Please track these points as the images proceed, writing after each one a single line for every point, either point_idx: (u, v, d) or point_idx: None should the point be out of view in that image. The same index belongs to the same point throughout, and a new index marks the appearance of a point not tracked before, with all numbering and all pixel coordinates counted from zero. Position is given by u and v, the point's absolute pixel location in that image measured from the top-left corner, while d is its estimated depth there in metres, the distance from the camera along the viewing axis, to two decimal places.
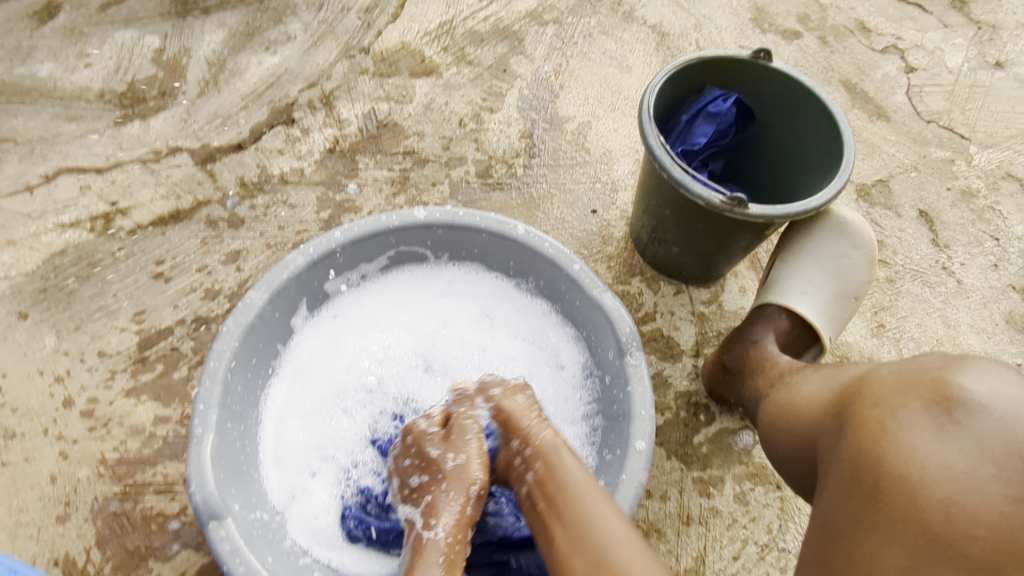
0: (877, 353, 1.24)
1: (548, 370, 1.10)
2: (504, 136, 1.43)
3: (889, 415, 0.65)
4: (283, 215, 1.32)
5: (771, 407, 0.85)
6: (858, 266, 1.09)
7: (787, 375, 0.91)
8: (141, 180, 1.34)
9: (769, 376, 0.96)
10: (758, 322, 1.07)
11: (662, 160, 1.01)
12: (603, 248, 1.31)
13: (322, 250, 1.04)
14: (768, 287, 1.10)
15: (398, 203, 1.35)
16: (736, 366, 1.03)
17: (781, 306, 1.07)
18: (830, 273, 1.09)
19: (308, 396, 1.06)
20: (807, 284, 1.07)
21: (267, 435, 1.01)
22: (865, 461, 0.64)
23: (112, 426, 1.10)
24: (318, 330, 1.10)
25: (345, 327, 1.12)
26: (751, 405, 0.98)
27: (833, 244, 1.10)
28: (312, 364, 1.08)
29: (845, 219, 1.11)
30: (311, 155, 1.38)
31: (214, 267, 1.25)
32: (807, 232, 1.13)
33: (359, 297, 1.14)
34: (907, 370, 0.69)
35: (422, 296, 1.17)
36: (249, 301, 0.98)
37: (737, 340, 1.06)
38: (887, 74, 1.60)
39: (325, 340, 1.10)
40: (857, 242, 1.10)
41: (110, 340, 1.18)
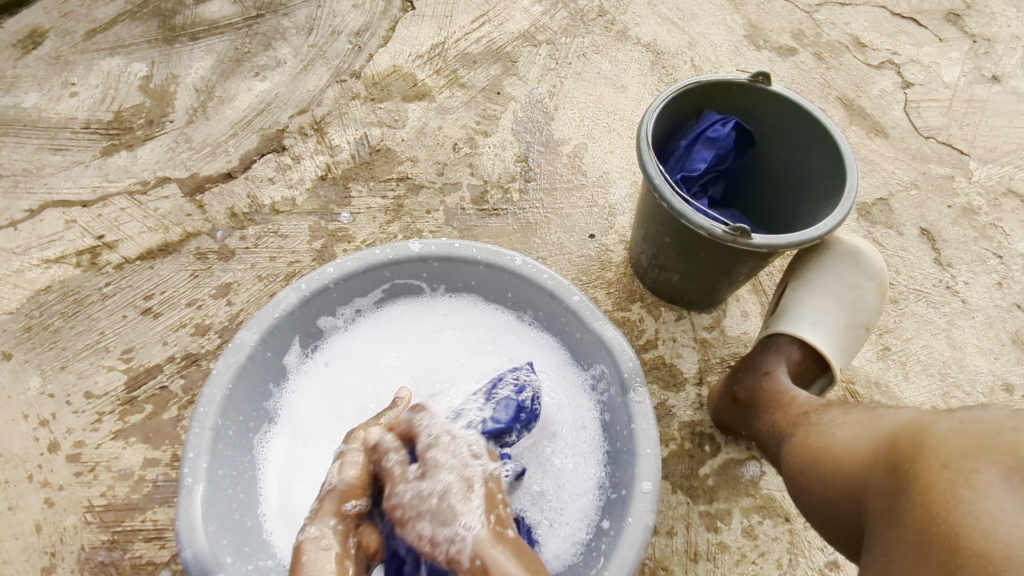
0: (884, 377, 1.21)
1: (561, 414, 1.04)
2: (499, 160, 1.41)
3: (961, 479, 0.58)
4: (274, 246, 1.29)
5: (809, 453, 0.80)
6: (869, 296, 1.07)
7: (819, 416, 0.86)
8: (128, 213, 1.31)
9: (789, 413, 0.92)
10: (768, 352, 1.04)
11: (662, 189, 0.98)
12: (602, 273, 1.29)
13: (315, 287, 1.02)
14: (779, 316, 1.08)
15: (392, 231, 1.32)
16: (747, 398, 1.00)
17: (792, 336, 1.04)
18: (842, 303, 1.07)
19: (307, 448, 1.01)
20: (818, 314, 1.05)
21: (267, 489, 0.97)
22: (935, 532, 0.57)
23: (99, 470, 1.06)
24: (315, 377, 1.07)
25: (341, 372, 1.09)
26: (767, 441, 0.95)
27: (843, 273, 1.08)
28: (309, 414, 1.04)
29: (857, 248, 1.09)
30: (302, 183, 1.36)
31: (204, 301, 1.22)
32: (818, 261, 1.11)
33: (356, 339, 1.11)
34: (975, 427, 0.62)
35: (424, 338, 1.13)
36: (240, 341, 0.95)
37: (748, 371, 1.03)
38: (884, 89, 1.58)
39: (322, 386, 1.07)
40: (868, 272, 1.08)
41: (97, 380, 1.14)
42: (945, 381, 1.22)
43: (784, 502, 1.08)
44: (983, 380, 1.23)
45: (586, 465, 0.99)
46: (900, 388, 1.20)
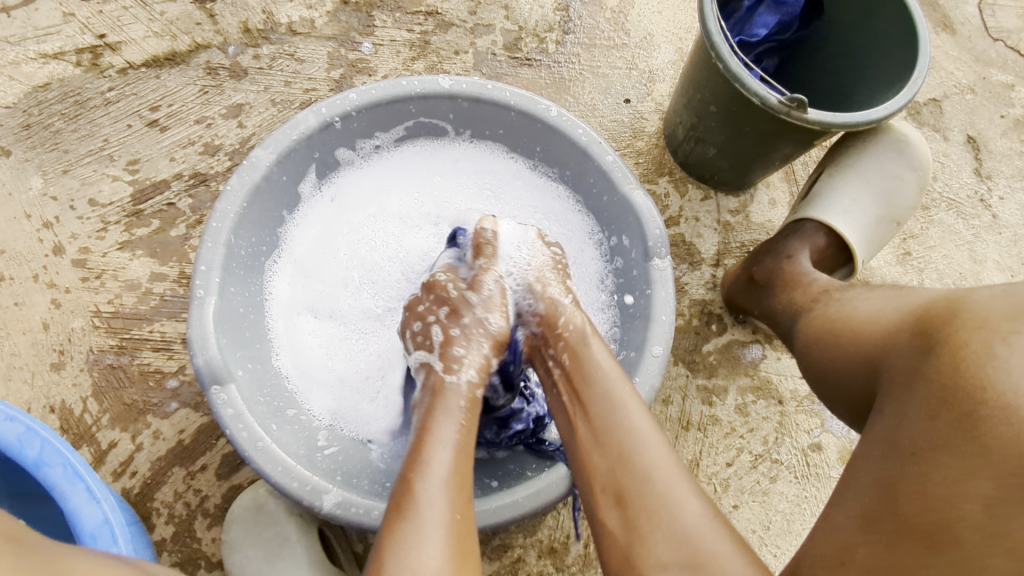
0: (899, 280, 1.21)
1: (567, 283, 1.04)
2: (538, 6, 1.29)
3: (996, 339, 0.56)
4: (289, 70, 1.20)
5: (832, 326, 0.80)
6: (908, 188, 1.04)
7: (842, 295, 0.85)
8: (131, 13, 1.19)
9: (811, 292, 0.92)
10: (795, 236, 1.02)
11: (719, 48, 0.90)
12: (632, 142, 1.23)
13: (337, 112, 0.95)
14: (810, 202, 1.05)
15: (416, 69, 1.23)
16: (762, 277, 1.01)
17: (821, 223, 1.02)
18: (878, 193, 1.03)
19: (314, 288, 1.01)
20: (851, 202, 1.02)
21: (275, 321, 0.97)
22: (957, 384, 0.56)
23: (106, 278, 1.05)
24: (319, 219, 1.03)
25: (345, 212, 1.05)
26: (780, 320, 0.96)
27: (887, 163, 1.04)
28: (311, 255, 1.02)
29: (906, 137, 1.04)
30: (323, 5, 1.24)
31: (214, 120, 1.15)
32: (862, 147, 1.06)
33: (366, 188, 1.06)
34: (1016, 294, 0.60)
35: (434, 189, 1.09)
36: (255, 160, 0.90)
37: (767, 253, 1.02)
38: None
39: (326, 225, 1.03)
40: (913, 163, 1.04)
41: (102, 189, 1.10)
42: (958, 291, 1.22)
43: (780, 386, 1.11)
44: None
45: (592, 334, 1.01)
46: None
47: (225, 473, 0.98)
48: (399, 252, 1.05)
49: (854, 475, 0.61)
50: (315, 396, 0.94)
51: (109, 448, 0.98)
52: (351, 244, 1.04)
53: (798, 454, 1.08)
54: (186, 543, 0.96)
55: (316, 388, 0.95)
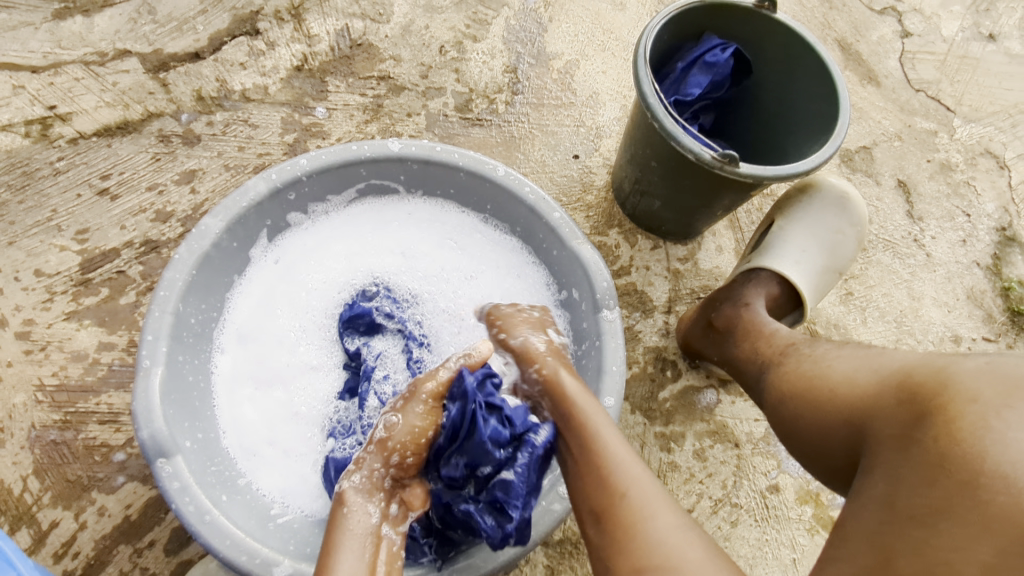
0: (843, 320, 1.25)
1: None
2: (487, 68, 1.34)
3: (990, 412, 0.59)
4: (243, 135, 1.22)
5: (808, 382, 0.83)
6: (849, 243, 1.09)
7: (809, 352, 0.88)
8: (83, 84, 1.20)
9: (776, 346, 0.95)
10: (748, 283, 1.06)
11: (654, 109, 0.95)
12: (582, 196, 1.27)
13: (287, 178, 0.96)
14: (762, 252, 1.09)
15: (370, 131, 1.26)
16: (724, 326, 1.03)
17: (773, 272, 1.06)
18: (823, 245, 1.08)
19: (260, 349, 0.99)
20: (800, 254, 1.07)
21: (222, 386, 0.95)
22: (956, 455, 0.58)
23: (51, 350, 1.03)
24: (265, 282, 1.02)
25: (294, 269, 1.04)
26: (745, 370, 0.98)
27: (832, 219, 1.09)
28: (258, 316, 1.00)
29: (847, 193, 1.10)
30: (276, 72, 1.27)
31: (166, 186, 1.16)
32: (808, 201, 1.12)
33: (315, 248, 1.05)
34: (998, 366, 0.63)
35: (386, 246, 1.09)
36: (204, 228, 0.91)
37: (727, 300, 1.05)
38: (883, 37, 1.55)
39: (273, 284, 1.02)
40: (854, 220, 1.09)
41: (49, 259, 1.09)
42: (899, 328, 1.26)
43: (735, 429, 1.13)
44: (934, 331, 1.27)
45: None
46: (856, 332, 1.24)
47: (175, 548, 0.95)
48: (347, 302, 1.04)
49: (849, 532, 0.62)
50: (266, 475, 0.91)
51: (50, 528, 0.94)
52: (297, 308, 1.02)
53: (756, 497, 1.08)
54: None
55: (263, 461, 0.92)
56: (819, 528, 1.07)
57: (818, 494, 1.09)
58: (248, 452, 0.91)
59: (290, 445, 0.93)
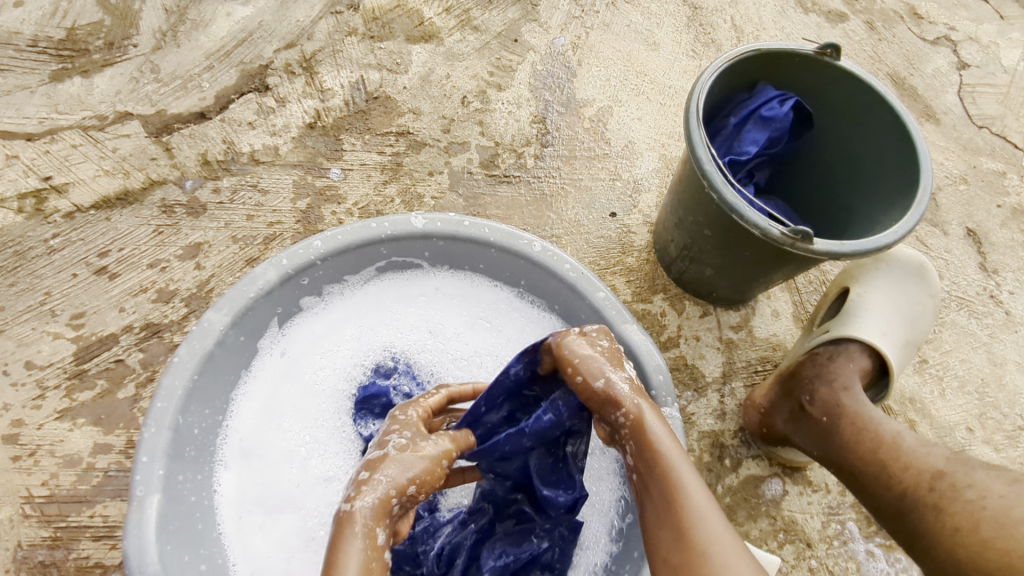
0: (919, 392, 1.11)
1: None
2: (513, 119, 1.24)
3: None
4: (252, 202, 1.12)
5: (998, 552, 0.67)
6: (927, 315, 1.03)
7: (973, 495, 0.73)
8: (81, 152, 1.12)
9: (919, 476, 0.78)
10: (841, 357, 0.97)
11: (711, 177, 0.84)
12: (622, 258, 1.15)
13: (299, 262, 0.86)
14: (847, 320, 1.01)
15: (389, 193, 1.16)
16: (826, 415, 0.91)
17: (863, 344, 0.98)
18: (906, 318, 1.02)
19: (269, 453, 0.87)
20: (886, 324, 1.00)
21: (226, 502, 0.83)
22: None
23: (41, 455, 0.93)
24: (278, 384, 0.90)
25: (306, 359, 0.92)
26: (863, 480, 0.83)
27: (913, 290, 1.04)
28: (266, 415, 0.89)
29: (925, 264, 1.06)
30: (287, 131, 1.18)
31: (169, 263, 1.06)
32: (885, 271, 1.06)
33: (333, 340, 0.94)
34: None
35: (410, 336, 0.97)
36: (207, 324, 0.81)
37: (819, 380, 0.94)
38: (938, 69, 1.43)
39: (283, 377, 0.91)
40: (932, 292, 1.05)
41: (41, 349, 0.99)
42: (982, 400, 1.12)
43: (806, 525, 0.99)
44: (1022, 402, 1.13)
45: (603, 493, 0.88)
46: (935, 406, 1.10)
47: None
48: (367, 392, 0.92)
49: None
50: None
51: None
52: (310, 407, 0.90)
53: None
54: None
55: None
56: None
57: None
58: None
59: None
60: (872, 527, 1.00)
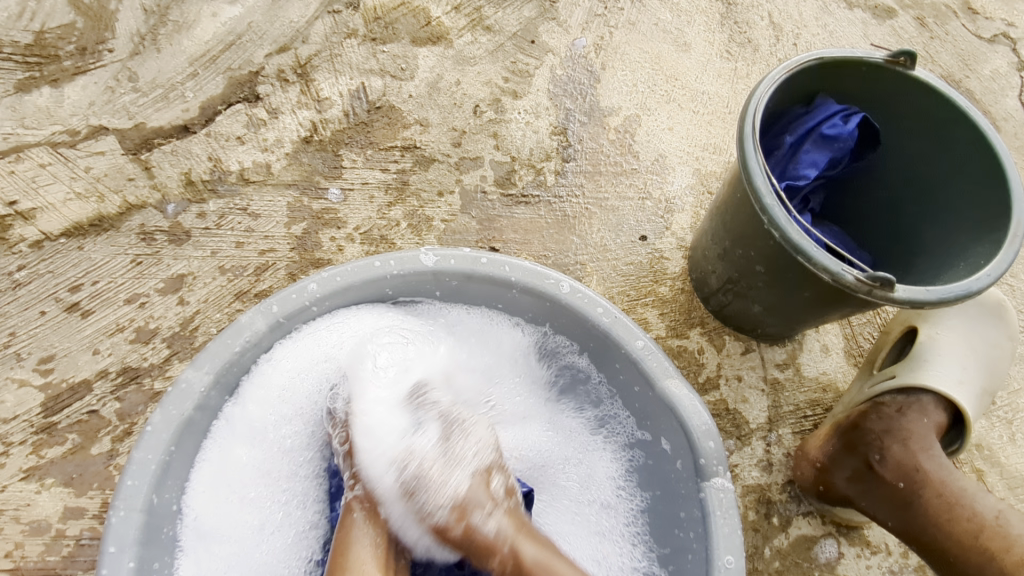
0: (987, 438, 0.99)
1: (578, 491, 0.84)
2: (531, 130, 1.12)
3: None
4: (241, 227, 1.00)
5: None
6: (1004, 360, 0.95)
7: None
8: (50, 172, 1.00)
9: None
10: (914, 411, 0.87)
11: (771, 211, 0.72)
12: (654, 288, 1.03)
13: (291, 309, 0.75)
14: (917, 365, 0.90)
15: (394, 216, 1.04)
16: (902, 480, 0.82)
17: (937, 394, 0.88)
18: (981, 364, 0.93)
19: (235, 523, 0.74)
20: (962, 371, 0.91)
21: None
22: None
23: (4, 522, 0.82)
24: (252, 435, 0.77)
25: (285, 405, 0.79)
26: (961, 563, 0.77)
27: (987, 332, 0.96)
28: (238, 480, 0.75)
29: (1004, 305, 0.97)
30: (280, 146, 1.06)
31: (148, 298, 0.95)
32: (959, 309, 0.97)
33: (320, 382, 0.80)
34: None
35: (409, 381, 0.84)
36: (185, 385, 0.70)
37: (889, 436, 0.85)
38: (997, 70, 1.30)
39: (262, 428, 0.77)
40: (1008, 335, 0.96)
41: (6, 398, 0.88)
42: None
43: None
44: None
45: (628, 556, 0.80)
46: (1005, 454, 0.99)
47: None
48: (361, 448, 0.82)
49: None
50: None
51: None
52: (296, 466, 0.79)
53: None
54: None
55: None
56: None
57: None
58: None
59: None
60: None
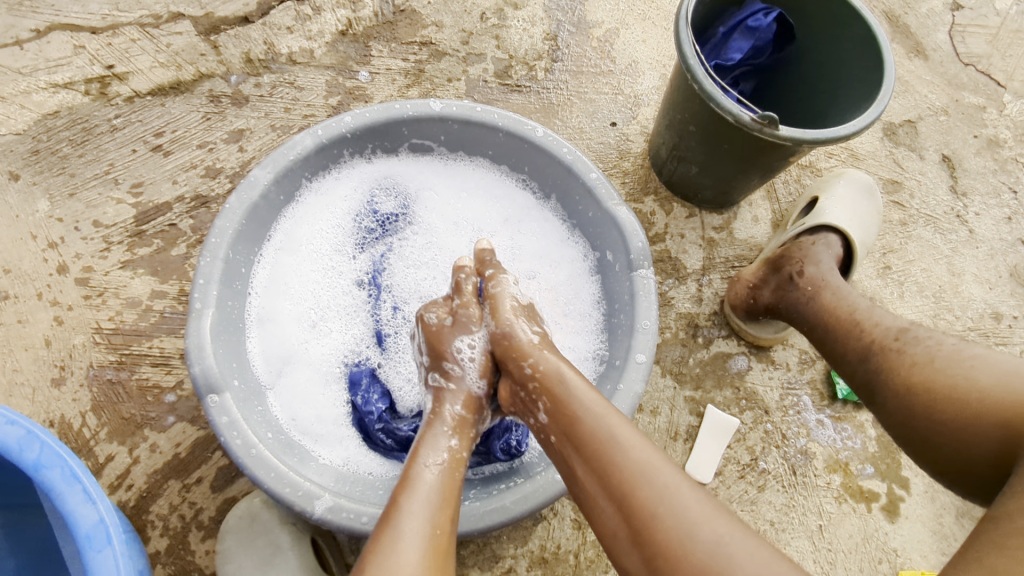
0: (880, 293, 1.24)
1: (554, 301, 1.07)
2: (527, 35, 1.35)
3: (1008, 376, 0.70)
4: (289, 97, 1.25)
5: (947, 380, 0.74)
6: (876, 227, 1.20)
7: (931, 341, 0.80)
8: (139, 45, 1.25)
9: (886, 331, 0.87)
10: (822, 245, 1.09)
11: (695, 71, 0.95)
12: (619, 163, 1.27)
13: (332, 134, 0.99)
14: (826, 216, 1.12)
15: (411, 95, 1.28)
16: (811, 286, 1.01)
17: (841, 234, 1.10)
18: (869, 226, 1.17)
19: (284, 300, 1.01)
20: (858, 224, 1.14)
21: (255, 334, 0.98)
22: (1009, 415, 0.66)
23: (107, 296, 1.09)
24: (302, 238, 1.04)
25: (324, 220, 1.06)
26: (835, 346, 0.93)
27: (874, 203, 1.19)
28: (287, 270, 1.02)
29: (877, 187, 1.22)
30: (322, 36, 1.30)
31: (215, 144, 1.20)
32: (853, 183, 1.19)
33: (352, 207, 1.08)
34: None
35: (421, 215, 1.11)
36: (253, 179, 0.94)
37: (806, 259, 1.05)
38: (932, 9, 1.51)
39: (307, 234, 1.05)
40: (880, 210, 1.21)
41: (106, 211, 1.14)
42: (937, 304, 1.25)
43: (765, 396, 1.14)
44: (974, 307, 1.25)
45: (580, 343, 1.04)
46: (893, 306, 1.23)
47: (220, 485, 1.00)
48: (378, 257, 1.08)
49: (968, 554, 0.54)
50: (290, 407, 0.95)
51: (105, 461, 1.00)
52: (327, 264, 1.05)
53: (784, 464, 1.10)
54: (180, 556, 0.97)
55: (300, 415, 0.95)
56: (846, 496, 1.09)
57: (846, 463, 1.11)
58: (279, 391, 0.96)
59: (317, 402, 0.96)
60: (824, 401, 1.14)
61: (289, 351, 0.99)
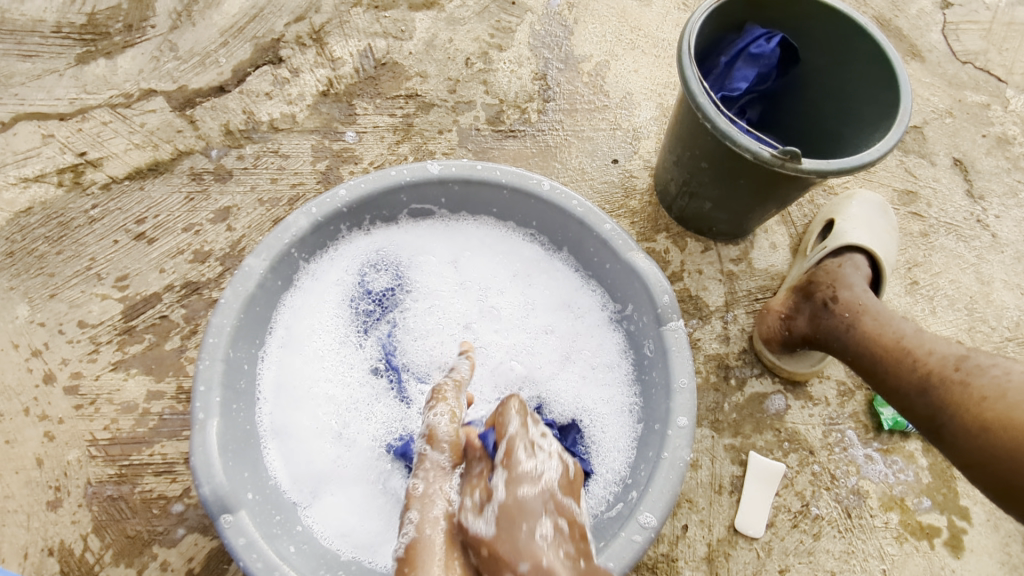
0: (911, 311, 1.19)
1: (580, 354, 1.01)
2: (515, 77, 1.30)
3: None
4: (274, 167, 1.19)
5: None
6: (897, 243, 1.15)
7: (998, 370, 0.76)
8: (111, 128, 1.19)
9: (944, 360, 0.83)
10: (849, 267, 1.04)
11: (705, 109, 0.90)
12: (625, 202, 1.22)
13: (327, 211, 0.93)
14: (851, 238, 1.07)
15: (402, 152, 1.23)
16: (848, 312, 0.96)
17: (867, 254, 1.05)
18: (892, 244, 1.12)
19: (293, 393, 0.94)
20: (882, 244, 1.08)
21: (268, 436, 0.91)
22: None
23: (100, 403, 1.01)
24: (305, 325, 0.98)
25: (327, 301, 1.00)
26: (888, 376, 0.88)
27: (893, 220, 1.14)
28: (292, 361, 0.96)
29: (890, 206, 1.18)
30: (302, 99, 1.24)
31: (201, 226, 1.14)
32: (872, 201, 1.15)
33: (352, 284, 1.02)
34: None
35: (427, 282, 1.05)
36: (248, 269, 0.88)
37: (838, 285, 1.00)
38: (922, 9, 1.47)
39: (310, 319, 0.98)
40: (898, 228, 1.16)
41: (91, 309, 1.07)
42: (971, 316, 1.20)
43: (808, 435, 1.08)
44: (1008, 316, 1.21)
45: (614, 395, 0.97)
46: (926, 323, 1.18)
47: None
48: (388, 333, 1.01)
49: None
50: (314, 510, 0.88)
51: None
52: (335, 346, 0.99)
53: (837, 507, 1.04)
54: None
55: (328, 516, 0.88)
56: (907, 535, 1.03)
57: (902, 498, 1.05)
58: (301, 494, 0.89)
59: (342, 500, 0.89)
60: (870, 434, 1.08)
61: (305, 448, 0.92)
